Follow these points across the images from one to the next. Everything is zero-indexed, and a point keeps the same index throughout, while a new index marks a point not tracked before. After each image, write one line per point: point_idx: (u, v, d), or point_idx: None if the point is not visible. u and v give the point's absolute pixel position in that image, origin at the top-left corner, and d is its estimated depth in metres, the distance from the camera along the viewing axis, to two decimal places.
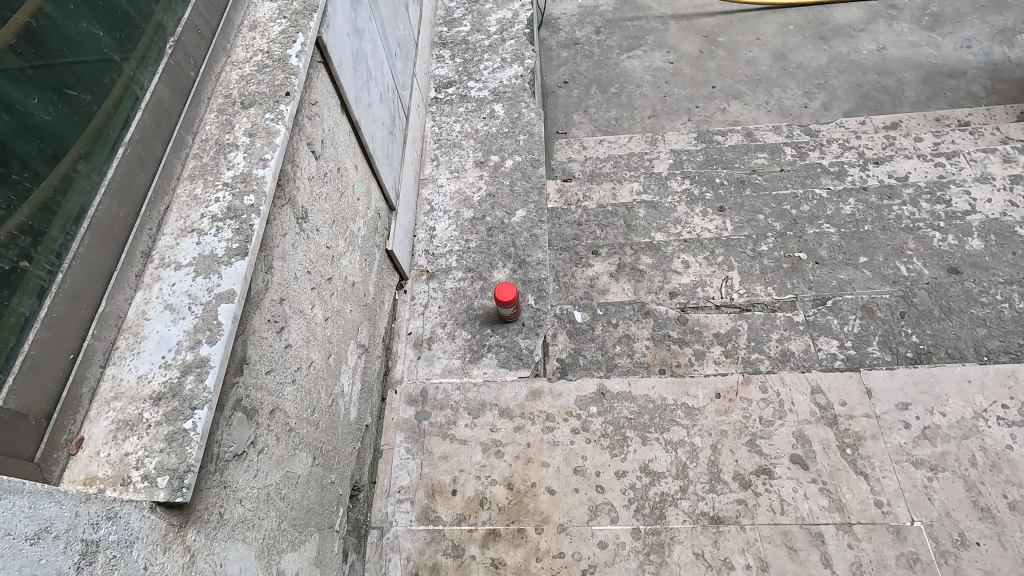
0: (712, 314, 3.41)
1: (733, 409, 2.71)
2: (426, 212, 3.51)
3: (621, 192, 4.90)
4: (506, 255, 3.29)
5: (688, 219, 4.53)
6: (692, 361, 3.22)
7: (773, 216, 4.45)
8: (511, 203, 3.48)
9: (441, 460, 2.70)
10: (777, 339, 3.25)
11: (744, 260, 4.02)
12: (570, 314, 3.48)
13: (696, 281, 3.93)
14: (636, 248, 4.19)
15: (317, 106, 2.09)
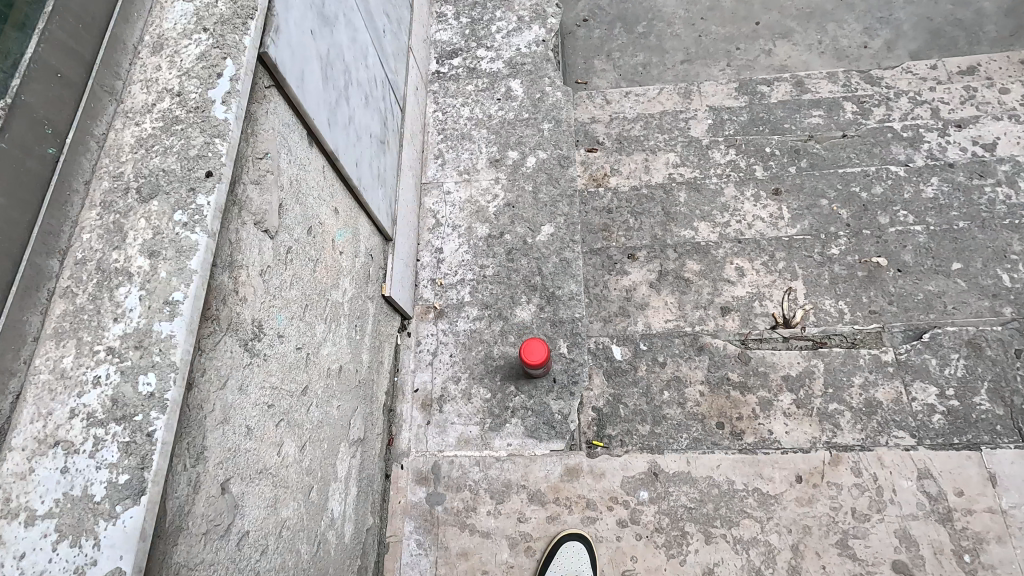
0: (780, 350, 2.79)
1: (818, 498, 2.19)
2: (431, 227, 2.87)
3: (657, 166, 3.38)
4: (531, 287, 2.68)
5: (740, 206, 3.24)
6: (755, 414, 2.65)
7: (840, 200, 3.18)
8: (534, 216, 2.84)
9: (459, 559, 2.23)
10: (862, 385, 2.66)
11: (811, 268, 3.00)
12: (607, 349, 2.82)
13: (754, 294, 2.98)
14: (678, 247, 3.10)
15: (270, 159, 1.45)
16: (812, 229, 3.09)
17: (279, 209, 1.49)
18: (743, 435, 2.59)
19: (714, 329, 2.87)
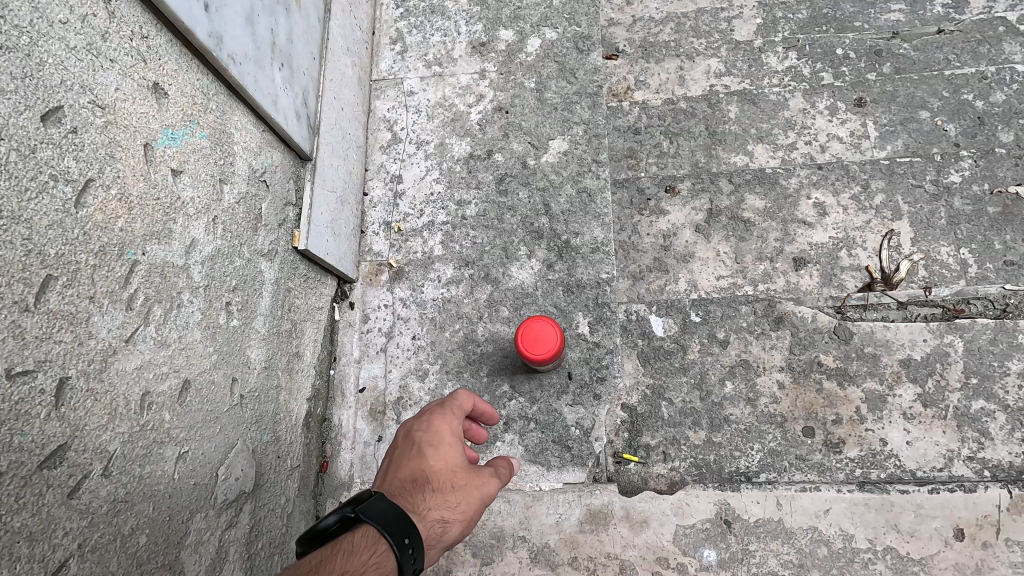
0: (895, 323, 1.71)
1: (988, 564, 1.44)
2: (384, 143, 1.94)
3: (693, 76, 2.00)
4: (534, 234, 1.81)
5: (810, 122, 1.93)
6: (859, 414, 1.62)
7: (944, 114, 1.90)
8: (539, 126, 1.91)
9: None
10: (1023, 374, 1.61)
11: (921, 202, 1.81)
12: (641, 320, 1.76)
13: (839, 240, 1.81)
14: (732, 174, 1.89)
15: None
16: (913, 149, 1.87)
17: None
18: (843, 448, 1.58)
19: (788, 286, 1.77)
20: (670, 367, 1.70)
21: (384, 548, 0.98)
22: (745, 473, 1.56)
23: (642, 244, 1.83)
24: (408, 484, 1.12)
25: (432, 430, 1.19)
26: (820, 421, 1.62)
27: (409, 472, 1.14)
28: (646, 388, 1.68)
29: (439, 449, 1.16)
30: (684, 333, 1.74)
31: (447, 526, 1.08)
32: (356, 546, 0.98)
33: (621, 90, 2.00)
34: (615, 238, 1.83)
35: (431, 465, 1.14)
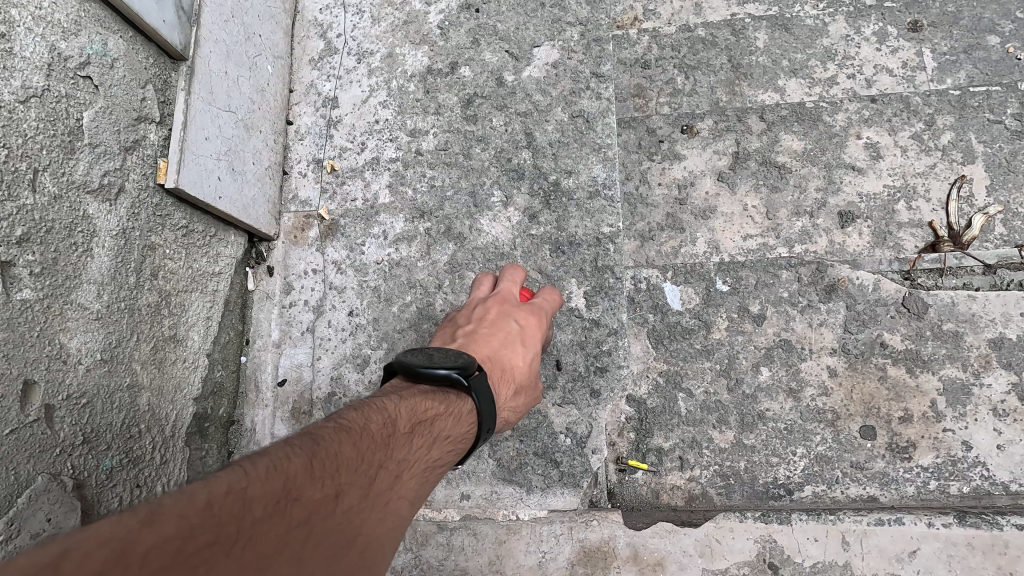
0: (985, 292, 1.25)
1: None
2: (316, 55, 1.47)
3: (711, 3, 1.48)
4: (510, 175, 1.35)
5: (854, 51, 1.42)
6: (940, 416, 1.20)
7: (1019, 40, 1.38)
8: (520, 29, 1.43)
9: None
10: None
11: (1000, 141, 1.33)
12: (652, 289, 1.31)
13: (896, 188, 1.33)
14: (763, 109, 1.40)
15: None
16: (980, 83, 1.37)
17: None
18: (912, 455, 1.18)
19: (843, 248, 1.31)
20: (690, 350, 1.27)
21: (476, 429, 0.91)
22: (785, 486, 1.18)
23: (651, 197, 1.37)
24: (496, 368, 1.04)
25: (525, 327, 1.11)
26: (883, 417, 1.21)
27: (498, 354, 1.05)
28: (659, 378, 1.26)
29: (531, 353, 1.09)
30: (709, 307, 1.29)
31: (505, 419, 1.06)
32: (459, 415, 0.88)
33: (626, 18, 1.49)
34: (619, 182, 1.36)
35: (515, 361, 1.07)
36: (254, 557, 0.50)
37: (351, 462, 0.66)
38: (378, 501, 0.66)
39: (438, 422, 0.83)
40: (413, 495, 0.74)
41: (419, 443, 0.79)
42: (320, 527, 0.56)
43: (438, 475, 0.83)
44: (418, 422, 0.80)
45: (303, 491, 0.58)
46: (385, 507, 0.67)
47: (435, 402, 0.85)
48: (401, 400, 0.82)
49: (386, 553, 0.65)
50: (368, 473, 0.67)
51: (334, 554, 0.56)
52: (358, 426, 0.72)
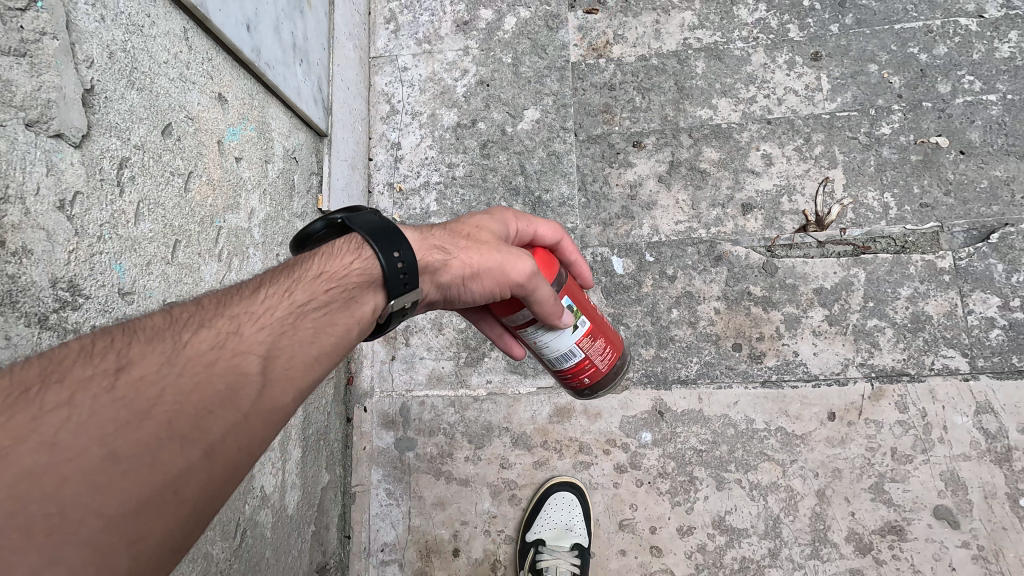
0: (814, 258, 2.11)
1: (853, 438, 1.87)
2: (384, 116, 2.30)
3: (667, 29, 2.37)
4: (509, 190, 2.18)
5: (769, 76, 2.31)
6: (779, 333, 2.03)
7: (890, 68, 2.28)
8: (515, 97, 2.26)
9: (435, 509, 1.97)
10: (909, 299, 2.02)
11: (854, 152, 2.21)
12: (604, 261, 2.16)
13: (782, 187, 2.20)
14: (691, 130, 2.25)
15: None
16: (855, 102, 2.26)
17: (92, 76, 0.96)
18: (762, 358, 2.01)
19: (721, 231, 2.16)
20: (628, 299, 2.12)
21: (363, 262, 1.08)
22: (682, 380, 2.00)
23: (611, 194, 2.21)
24: (461, 226, 1.29)
25: (490, 210, 1.35)
26: (747, 338, 2.04)
27: (468, 221, 1.32)
28: (607, 314, 2.11)
29: (499, 216, 1.33)
30: (641, 270, 2.14)
31: (448, 260, 1.20)
32: (333, 254, 1.08)
33: (601, 44, 2.36)
34: (577, 194, 2.20)
35: (471, 223, 1.29)
36: None
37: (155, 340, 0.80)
38: (201, 357, 0.79)
39: (303, 272, 1.02)
40: (265, 344, 0.86)
41: (271, 298, 0.95)
42: (89, 401, 0.68)
43: (336, 320, 1.00)
44: (279, 277, 1.01)
45: (74, 374, 0.70)
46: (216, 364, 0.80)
47: (312, 257, 1.07)
48: (265, 275, 1.02)
49: (218, 402, 0.76)
50: (181, 337, 0.81)
51: (116, 423, 0.68)
52: (188, 309, 0.88)
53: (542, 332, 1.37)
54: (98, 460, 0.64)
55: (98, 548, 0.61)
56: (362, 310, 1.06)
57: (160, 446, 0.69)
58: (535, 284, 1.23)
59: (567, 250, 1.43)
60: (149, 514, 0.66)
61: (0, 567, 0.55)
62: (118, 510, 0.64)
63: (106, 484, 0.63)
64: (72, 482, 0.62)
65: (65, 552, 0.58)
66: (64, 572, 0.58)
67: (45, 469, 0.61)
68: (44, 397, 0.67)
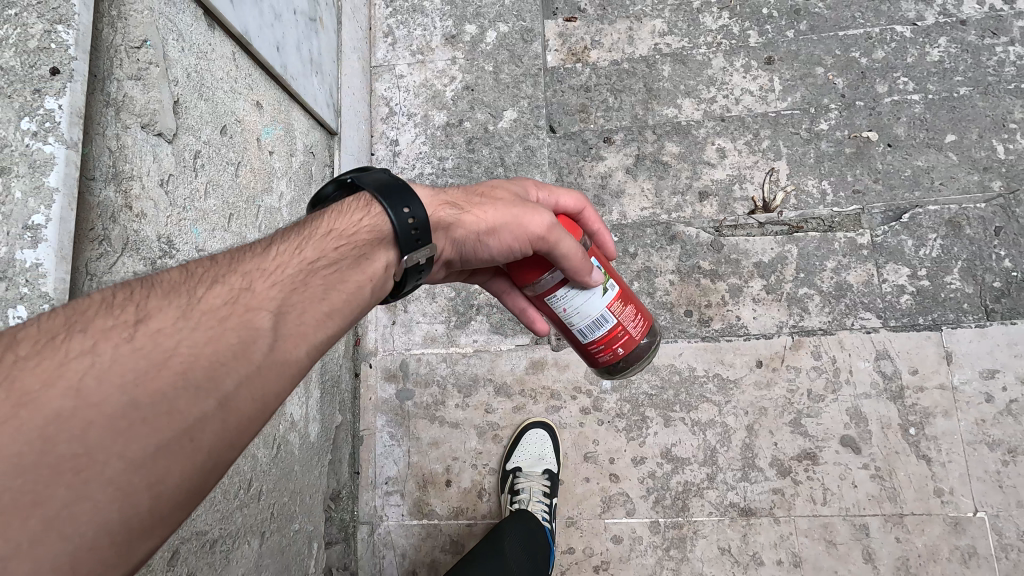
0: (754, 236, 2.49)
1: (776, 381, 2.25)
2: (384, 117, 2.69)
3: (639, 37, 2.76)
4: (492, 179, 2.55)
5: (727, 79, 2.70)
6: (725, 301, 2.41)
7: (836, 69, 2.68)
8: (495, 100, 2.64)
9: (430, 448, 2.34)
10: (834, 270, 2.41)
11: (797, 145, 2.59)
12: None
13: (734, 177, 2.58)
14: (654, 127, 2.65)
15: (163, 24, 1.28)
16: (803, 102, 2.65)
17: (178, 90, 1.32)
18: (710, 322, 2.38)
19: (674, 213, 2.55)
20: None
21: (368, 222, 1.20)
22: None
23: (583, 183, 2.60)
24: (484, 190, 1.43)
25: (511, 181, 1.52)
26: (696, 305, 2.41)
27: (493, 187, 1.46)
28: None
29: (518, 183, 1.49)
30: None
31: (458, 216, 1.35)
32: (341, 213, 1.21)
33: (580, 50, 2.76)
34: (550, 183, 2.58)
35: (489, 189, 1.44)
36: (13, 393, 0.70)
37: (173, 297, 0.88)
38: (214, 313, 0.87)
39: (312, 234, 1.12)
40: (275, 302, 0.94)
41: (281, 258, 1.03)
42: (111, 350, 0.77)
43: (346, 278, 1.09)
44: (290, 239, 1.09)
45: (97, 324, 0.80)
46: (227, 321, 0.87)
47: (323, 216, 1.18)
48: (279, 235, 1.10)
49: (231, 354, 0.84)
50: (195, 293, 0.90)
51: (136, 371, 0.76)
52: (203, 266, 0.96)
53: (574, 293, 1.42)
54: (118, 407, 0.73)
55: (122, 483, 0.70)
56: (367, 272, 1.14)
57: (176, 395, 0.77)
58: (554, 236, 1.32)
59: (591, 221, 1.58)
60: (166, 458, 0.74)
61: (40, 496, 0.65)
62: (140, 452, 0.72)
63: (127, 429, 0.72)
64: (97, 425, 0.71)
65: (95, 483, 0.68)
66: (90, 504, 0.68)
67: (75, 412, 0.71)
68: (75, 346, 0.77)
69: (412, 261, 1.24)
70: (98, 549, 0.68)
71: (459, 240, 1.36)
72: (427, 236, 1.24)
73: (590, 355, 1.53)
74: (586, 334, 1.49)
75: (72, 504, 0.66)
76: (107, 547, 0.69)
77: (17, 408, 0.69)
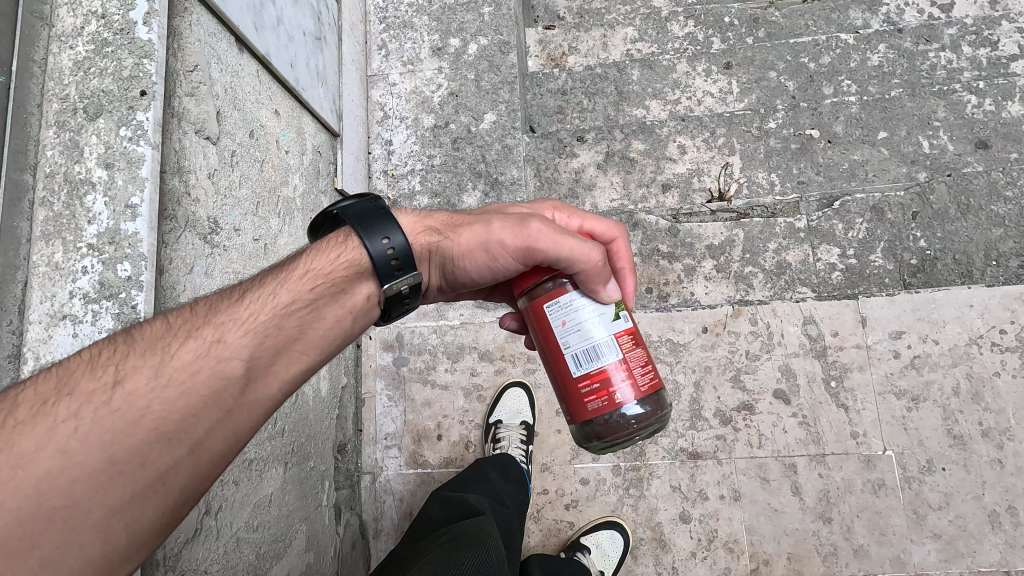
0: (707, 221, 2.86)
1: (719, 344, 2.64)
2: (379, 119, 3.04)
3: (614, 42, 3.19)
4: (475, 174, 2.91)
5: (691, 82, 3.07)
6: (680, 279, 2.77)
7: (787, 73, 3.05)
8: (477, 104, 2.99)
9: (423, 407, 2.70)
10: (775, 250, 2.78)
11: (748, 141, 2.96)
12: None
13: (692, 170, 2.95)
14: (622, 127, 3.03)
15: (209, 51, 1.63)
16: (756, 103, 3.02)
17: (220, 103, 1.68)
18: (667, 297, 2.75)
19: (635, 202, 2.92)
20: None
21: (344, 257, 1.34)
22: None
23: (559, 177, 2.97)
24: (477, 213, 1.52)
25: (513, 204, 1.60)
26: (654, 281, 2.78)
27: (490, 209, 1.55)
28: None
29: (521, 207, 1.59)
30: None
31: (440, 241, 1.45)
32: (317, 250, 1.35)
33: (558, 56, 3.22)
34: (527, 176, 2.94)
35: (484, 212, 1.53)
36: (13, 454, 0.89)
37: (150, 355, 1.05)
38: (185, 372, 1.04)
39: (286, 276, 1.27)
40: (241, 356, 1.11)
41: (251, 306, 1.19)
42: (91, 415, 0.96)
43: (317, 318, 1.26)
44: (261, 284, 1.25)
45: (82, 389, 0.98)
46: (195, 379, 1.05)
47: (300, 257, 1.33)
48: (254, 280, 1.26)
49: (197, 409, 1.04)
50: (168, 351, 1.07)
51: (114, 432, 0.96)
52: (180, 320, 1.13)
53: (580, 304, 1.34)
54: (100, 464, 0.93)
55: (104, 526, 0.92)
56: (339, 308, 1.30)
57: (147, 450, 0.97)
58: (529, 249, 1.35)
59: (621, 254, 1.59)
60: (141, 502, 0.96)
61: (38, 539, 0.87)
62: (118, 500, 0.94)
63: (107, 483, 0.93)
64: (83, 480, 0.91)
65: (81, 528, 0.90)
66: (78, 543, 0.90)
67: (64, 470, 0.90)
68: (64, 409, 0.95)
69: (394, 289, 1.36)
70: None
71: (447, 259, 1.45)
72: (408, 268, 1.35)
73: (579, 395, 1.33)
74: (581, 362, 1.33)
75: (62, 545, 0.88)
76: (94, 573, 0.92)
77: (18, 466, 0.88)
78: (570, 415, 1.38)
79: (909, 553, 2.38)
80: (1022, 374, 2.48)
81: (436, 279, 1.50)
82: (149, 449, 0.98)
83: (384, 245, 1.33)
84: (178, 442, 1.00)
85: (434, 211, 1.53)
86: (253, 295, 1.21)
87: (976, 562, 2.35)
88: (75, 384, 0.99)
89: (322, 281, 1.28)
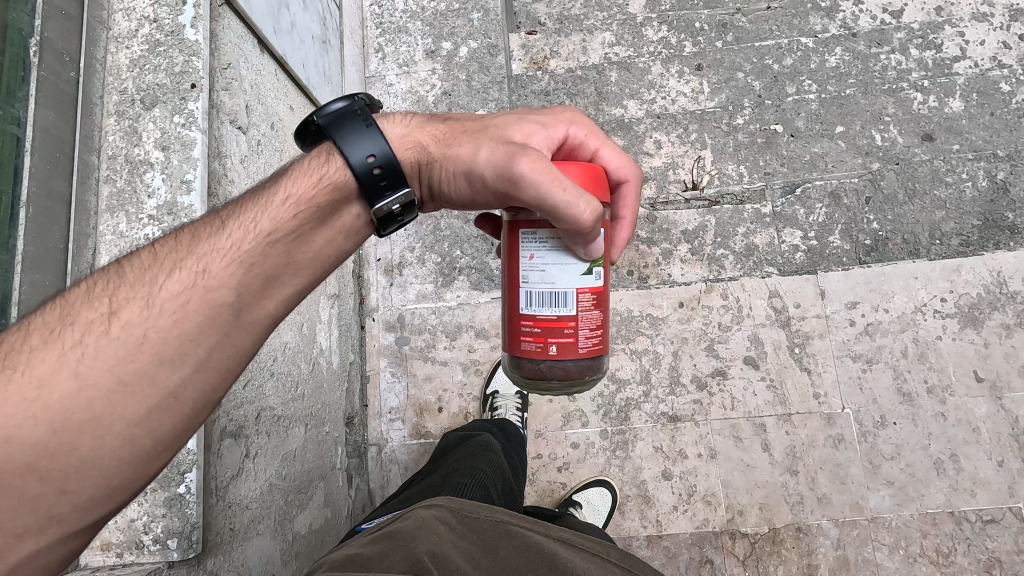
0: (682, 208, 3.11)
1: (694, 317, 2.91)
2: None
3: (593, 47, 3.45)
4: None
5: (664, 82, 3.35)
6: (659, 261, 3.03)
7: (752, 74, 3.33)
8: (469, 103, 3.23)
9: (425, 382, 2.91)
10: (744, 235, 3.05)
11: (718, 136, 3.24)
12: None
13: (667, 163, 3.21)
14: (603, 124, 3.30)
15: (239, 52, 1.83)
16: (726, 102, 3.29)
17: (248, 98, 1.89)
18: (647, 279, 2.99)
19: None
20: None
21: (326, 176, 1.31)
22: None
23: None
24: (478, 129, 1.41)
25: (530, 118, 1.44)
26: (635, 263, 3.03)
27: (498, 123, 1.42)
28: None
29: (540, 124, 1.44)
30: None
31: (430, 163, 1.42)
32: (299, 169, 1.32)
33: (541, 60, 3.46)
34: None
35: (488, 126, 1.41)
36: (29, 376, 0.97)
37: (143, 284, 1.11)
38: (176, 300, 1.10)
39: (271, 199, 1.27)
40: (231, 282, 1.15)
41: (236, 231, 1.21)
42: (93, 342, 1.02)
43: (305, 240, 1.27)
44: (246, 207, 1.26)
45: (82, 317, 1.04)
46: (188, 305, 1.10)
47: (284, 177, 1.32)
48: (239, 203, 1.27)
49: (194, 332, 1.10)
50: (158, 280, 1.11)
51: (118, 356, 1.03)
52: (169, 248, 1.17)
53: (555, 253, 1.38)
54: (111, 385, 1.01)
55: (128, 433, 1.02)
56: (328, 229, 1.31)
57: (152, 369, 1.05)
58: (512, 188, 1.30)
59: (624, 198, 1.61)
60: (158, 414, 1.05)
61: (71, 446, 0.97)
62: (137, 414, 1.03)
63: (122, 399, 1.02)
64: (99, 399, 1.00)
65: (107, 436, 1.00)
66: (109, 448, 1.01)
67: (79, 391, 0.98)
68: (69, 337, 1.02)
69: (384, 208, 1.32)
70: (124, 470, 1.04)
71: (435, 182, 1.44)
72: (394, 181, 1.31)
73: (518, 331, 1.45)
74: (533, 303, 1.42)
75: (94, 450, 0.99)
76: (129, 468, 1.04)
77: (37, 389, 0.96)
78: (507, 343, 1.51)
79: (866, 499, 2.66)
80: (960, 337, 2.80)
81: (428, 196, 1.50)
82: (155, 370, 1.05)
83: (365, 159, 1.30)
84: (180, 363, 1.08)
85: (434, 123, 1.45)
86: (237, 220, 1.23)
87: (924, 505, 2.63)
88: (74, 315, 1.05)
89: (305, 203, 1.28)
